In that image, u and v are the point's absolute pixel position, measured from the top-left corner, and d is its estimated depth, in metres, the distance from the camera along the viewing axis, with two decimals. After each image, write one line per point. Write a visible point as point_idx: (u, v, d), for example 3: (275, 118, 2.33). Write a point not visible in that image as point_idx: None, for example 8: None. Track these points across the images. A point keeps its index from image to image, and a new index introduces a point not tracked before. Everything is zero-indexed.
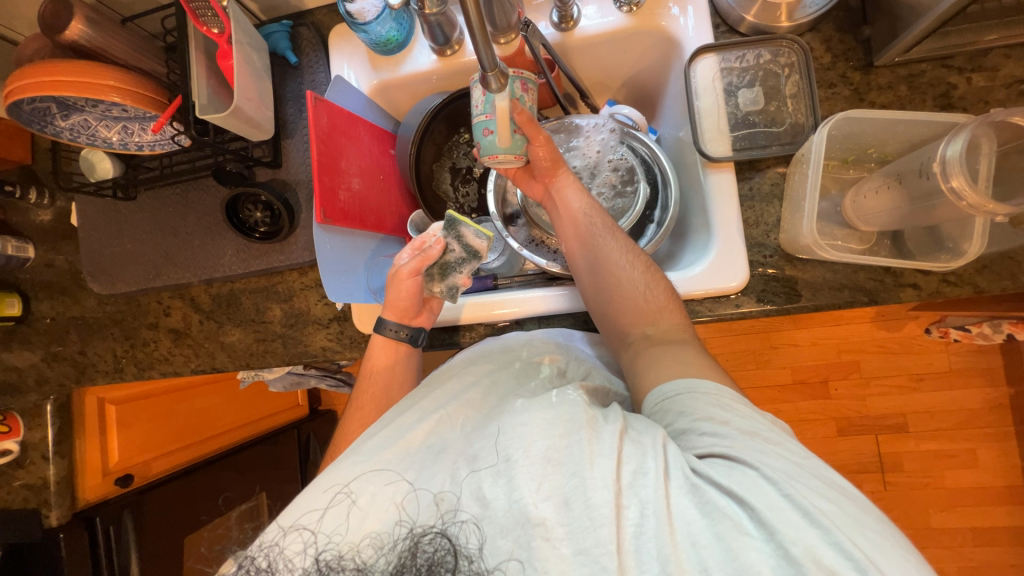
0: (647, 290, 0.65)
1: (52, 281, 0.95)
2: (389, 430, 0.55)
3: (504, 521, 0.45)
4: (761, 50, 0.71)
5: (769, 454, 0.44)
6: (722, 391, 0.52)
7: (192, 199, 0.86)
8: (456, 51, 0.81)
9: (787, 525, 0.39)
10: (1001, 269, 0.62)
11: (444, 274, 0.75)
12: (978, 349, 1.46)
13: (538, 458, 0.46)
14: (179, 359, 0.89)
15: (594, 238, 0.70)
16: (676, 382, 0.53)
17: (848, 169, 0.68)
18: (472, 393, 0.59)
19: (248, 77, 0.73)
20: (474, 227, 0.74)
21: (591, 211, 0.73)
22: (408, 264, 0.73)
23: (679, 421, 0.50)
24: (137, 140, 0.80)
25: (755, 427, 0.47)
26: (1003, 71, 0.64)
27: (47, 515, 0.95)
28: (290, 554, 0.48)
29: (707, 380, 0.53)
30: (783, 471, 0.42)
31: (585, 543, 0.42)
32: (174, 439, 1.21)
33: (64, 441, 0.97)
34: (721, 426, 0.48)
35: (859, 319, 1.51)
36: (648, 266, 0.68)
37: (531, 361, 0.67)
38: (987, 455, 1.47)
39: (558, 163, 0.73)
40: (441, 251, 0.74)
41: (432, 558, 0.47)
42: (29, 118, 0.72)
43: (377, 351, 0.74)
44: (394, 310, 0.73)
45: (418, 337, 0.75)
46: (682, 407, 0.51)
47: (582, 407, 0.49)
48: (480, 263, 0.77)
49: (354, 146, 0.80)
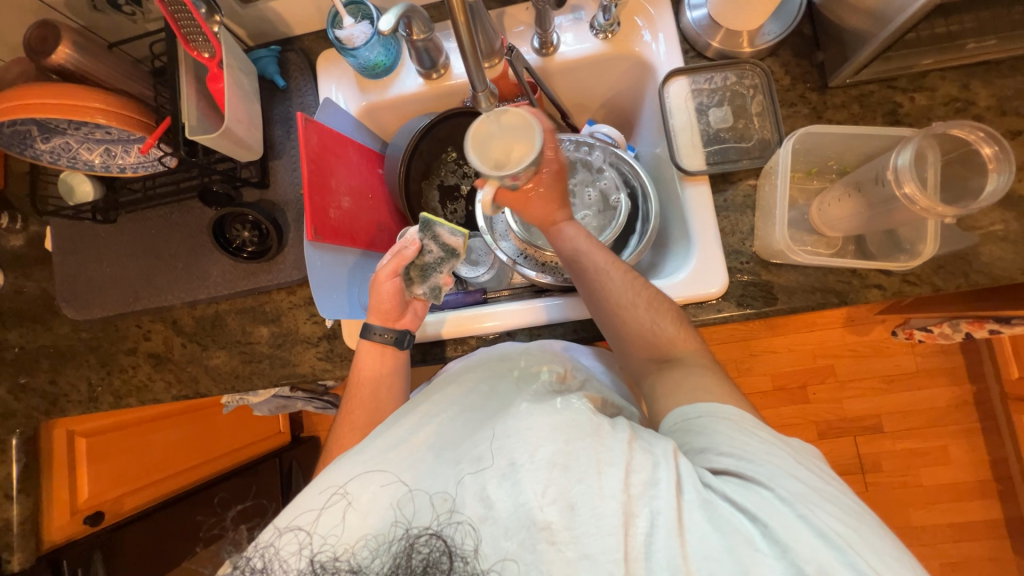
0: (657, 325, 0.64)
1: (22, 308, 0.92)
2: (390, 431, 0.55)
3: (508, 523, 0.46)
4: (727, 73, 0.76)
5: (780, 474, 0.46)
6: (744, 417, 0.53)
7: (176, 221, 0.85)
8: (442, 75, 0.84)
9: (804, 546, 0.41)
10: (954, 268, 0.68)
11: (424, 276, 0.76)
12: (941, 350, 1.55)
13: (543, 462, 0.46)
14: (160, 385, 0.86)
15: (598, 277, 0.68)
16: (698, 406, 0.54)
17: (812, 180, 0.73)
18: (471, 399, 0.60)
19: (239, 99, 0.74)
20: (449, 226, 0.74)
21: (589, 245, 0.71)
22: (386, 267, 0.74)
23: (698, 439, 0.52)
24: (120, 162, 0.80)
25: (772, 450, 0.49)
26: (940, 90, 0.71)
27: (8, 559, 0.89)
28: (285, 554, 0.48)
29: (730, 406, 0.54)
30: (800, 492, 0.45)
31: (591, 549, 0.43)
32: (149, 473, 1.15)
33: (29, 479, 0.91)
34: (740, 448, 0.49)
35: (830, 325, 1.58)
36: (656, 300, 0.66)
37: (530, 369, 0.67)
38: (957, 452, 1.53)
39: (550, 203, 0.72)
40: (417, 252, 0.74)
41: (427, 559, 0.47)
42: (8, 141, 0.72)
43: (365, 357, 0.74)
44: (377, 313, 0.74)
45: (404, 339, 0.75)
46: (702, 428, 0.52)
47: (587, 414, 0.50)
48: (459, 261, 0.77)
49: (344, 165, 0.81)
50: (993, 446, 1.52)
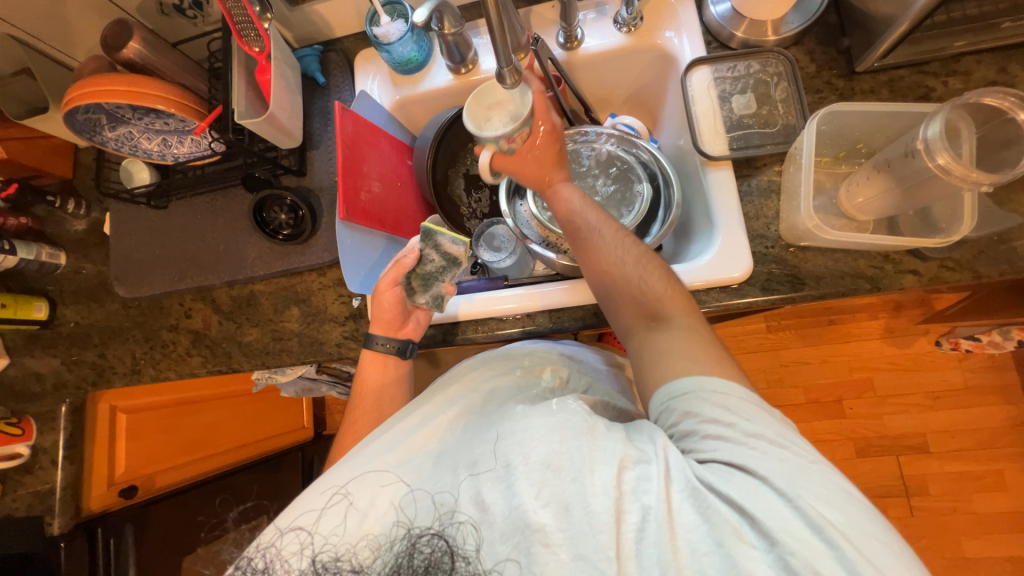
0: (644, 281, 0.60)
1: (79, 288, 0.99)
2: (390, 433, 0.56)
3: (503, 527, 0.45)
4: (750, 62, 0.77)
5: (769, 458, 0.43)
6: (732, 390, 0.48)
7: (220, 207, 0.91)
8: (470, 70, 0.88)
9: (791, 536, 0.39)
10: (996, 254, 0.65)
11: (426, 285, 0.76)
12: (992, 364, 1.45)
13: (538, 463, 0.45)
14: (197, 360, 0.90)
15: (588, 239, 0.66)
16: (685, 381, 0.49)
17: (840, 165, 0.72)
18: (472, 399, 0.62)
19: (283, 90, 0.81)
20: (450, 235, 0.76)
21: (584, 207, 0.70)
22: (385, 277, 0.76)
23: (685, 422, 0.48)
24: (174, 151, 0.88)
25: (761, 430, 0.45)
26: (976, 74, 0.70)
27: (49, 522, 0.93)
28: (286, 554, 0.49)
29: (717, 378, 0.49)
30: (786, 473, 0.42)
31: (584, 549, 0.42)
32: (179, 454, 1.20)
33: (75, 446, 0.96)
34: (728, 428, 0.46)
35: (867, 336, 1.51)
36: (645, 256, 0.63)
37: (533, 369, 0.69)
38: (1015, 477, 1.41)
39: (551, 166, 0.74)
40: (416, 260, 0.76)
41: (429, 559, 0.47)
42: (81, 127, 0.79)
43: (369, 367, 0.77)
44: (379, 323, 0.76)
45: (407, 348, 0.77)
46: (687, 407, 0.48)
47: (582, 416, 0.48)
48: (461, 270, 0.78)
49: (376, 153, 0.86)
50: None
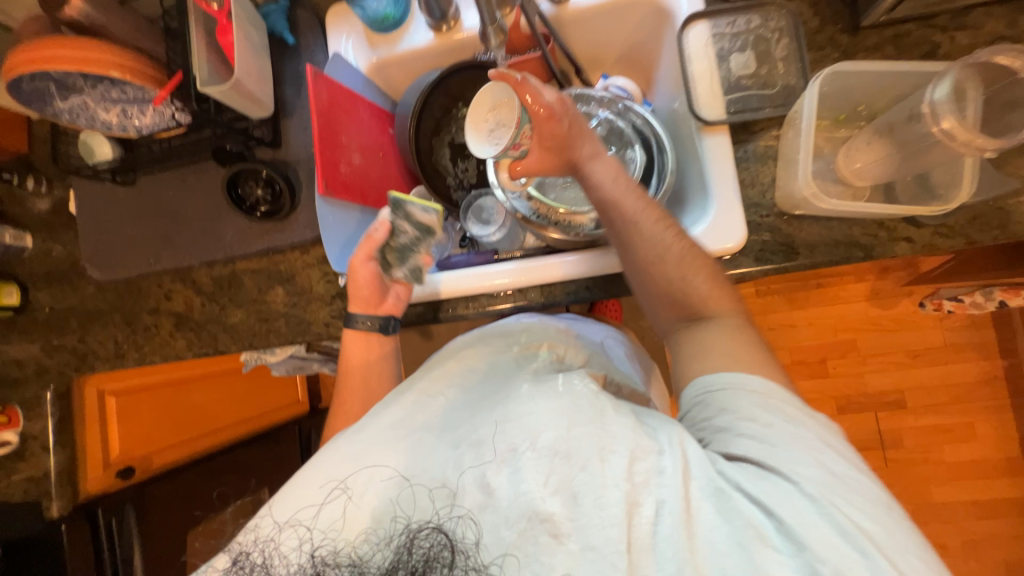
0: (687, 281, 0.61)
1: (50, 270, 0.95)
2: (389, 414, 0.53)
3: (509, 512, 0.43)
4: (751, 16, 0.72)
5: (805, 463, 0.43)
6: (771, 392, 0.50)
7: (192, 182, 0.86)
8: (451, 28, 0.82)
9: (826, 544, 0.38)
10: (991, 219, 0.64)
11: (401, 258, 0.75)
12: (972, 323, 1.49)
13: (545, 449, 0.45)
14: (182, 343, 0.88)
15: (629, 230, 0.63)
16: (722, 378, 0.52)
17: (840, 128, 0.69)
18: (468, 377, 0.60)
19: (249, 53, 0.75)
20: (420, 204, 0.73)
21: (618, 183, 0.64)
22: (359, 253, 0.76)
23: (719, 417, 0.50)
24: (137, 123, 0.80)
25: (799, 434, 0.46)
26: (985, 28, 0.66)
27: (48, 506, 0.93)
28: (284, 549, 0.45)
29: (756, 378, 0.52)
30: (823, 482, 0.42)
31: (596, 540, 0.41)
32: (175, 433, 1.20)
33: (65, 432, 0.95)
34: (760, 428, 0.47)
35: (854, 298, 1.52)
36: (688, 252, 0.62)
37: (530, 346, 0.68)
38: (984, 429, 1.49)
39: (577, 131, 0.65)
40: (387, 233, 0.75)
41: (427, 554, 0.44)
42: (29, 97, 0.72)
43: (353, 345, 0.76)
44: (357, 302, 0.74)
45: (388, 325, 0.76)
46: (724, 404, 0.50)
47: (591, 397, 0.49)
48: (436, 239, 0.77)
49: (354, 122, 0.80)
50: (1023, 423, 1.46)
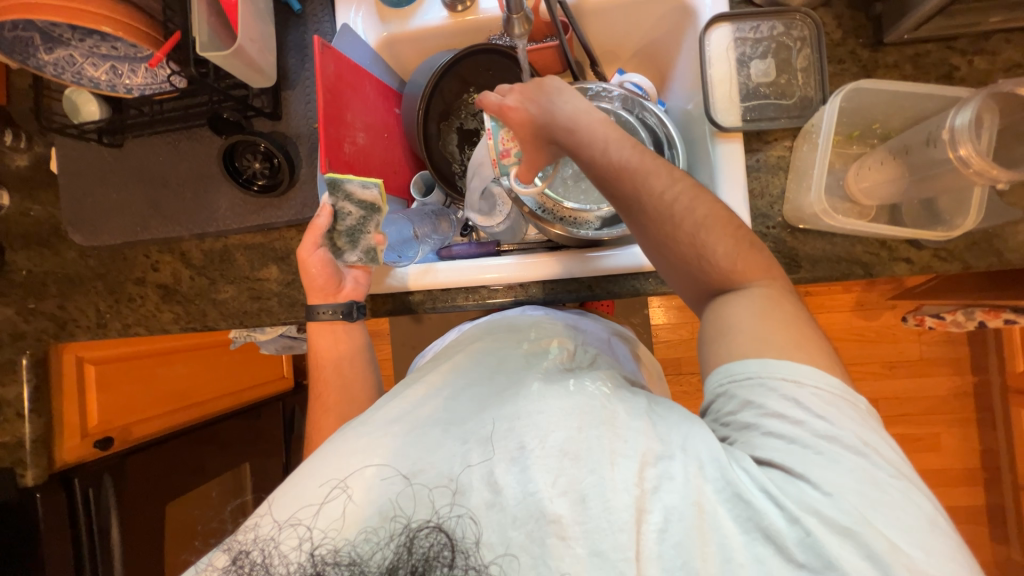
0: (716, 263, 0.53)
1: (28, 232, 0.90)
2: (392, 406, 0.53)
3: (516, 512, 0.43)
4: (775, 22, 0.71)
5: (835, 469, 0.41)
6: (806, 380, 0.45)
7: (185, 150, 0.82)
8: (467, 8, 0.79)
9: (849, 562, 0.38)
10: (988, 246, 0.65)
11: (352, 241, 0.74)
12: (948, 340, 1.54)
13: (554, 449, 0.45)
14: (169, 316, 0.85)
15: (646, 210, 0.56)
16: (749, 364, 0.47)
17: (852, 144, 0.69)
18: (476, 372, 0.58)
19: (251, 17, 0.70)
20: (357, 180, 0.71)
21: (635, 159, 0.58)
22: (304, 243, 0.73)
23: (744, 412, 0.46)
24: (126, 82, 0.77)
25: (835, 432, 0.43)
26: (1002, 54, 0.67)
27: (21, 473, 0.90)
28: (284, 549, 0.44)
29: (790, 364, 0.46)
30: (854, 492, 0.40)
31: (602, 546, 0.42)
32: (156, 405, 1.17)
33: (41, 399, 0.91)
34: (791, 427, 0.44)
35: (840, 308, 1.56)
36: (716, 225, 0.54)
37: (540, 341, 0.67)
38: (949, 440, 1.55)
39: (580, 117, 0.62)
40: (331, 217, 0.72)
41: (428, 553, 0.43)
42: (10, 47, 0.68)
43: (321, 338, 0.74)
44: (315, 291, 0.73)
45: (352, 311, 0.75)
46: (750, 396, 0.46)
47: (601, 402, 0.49)
48: (383, 215, 0.74)
49: (359, 99, 0.78)
50: (985, 437, 1.53)
